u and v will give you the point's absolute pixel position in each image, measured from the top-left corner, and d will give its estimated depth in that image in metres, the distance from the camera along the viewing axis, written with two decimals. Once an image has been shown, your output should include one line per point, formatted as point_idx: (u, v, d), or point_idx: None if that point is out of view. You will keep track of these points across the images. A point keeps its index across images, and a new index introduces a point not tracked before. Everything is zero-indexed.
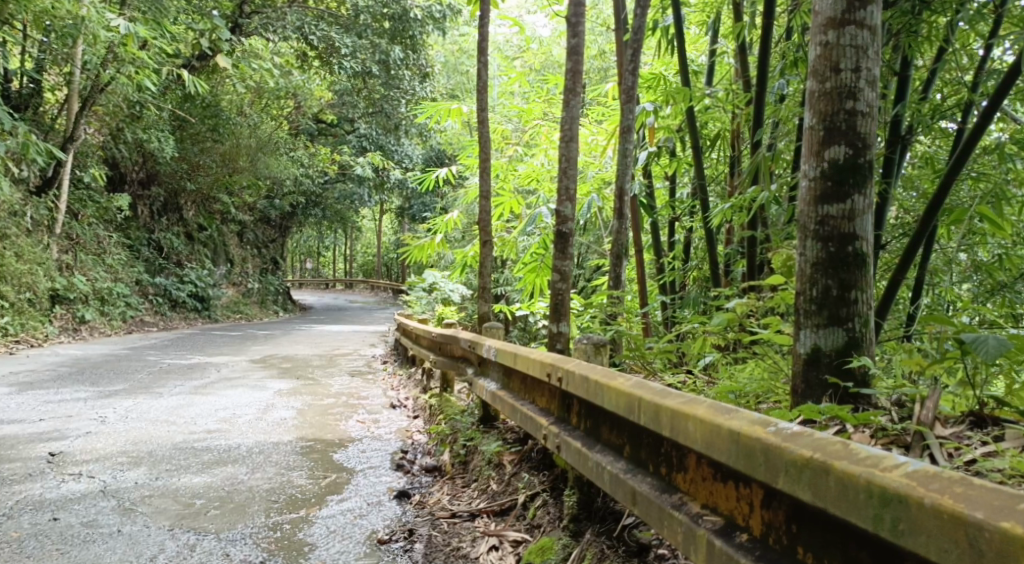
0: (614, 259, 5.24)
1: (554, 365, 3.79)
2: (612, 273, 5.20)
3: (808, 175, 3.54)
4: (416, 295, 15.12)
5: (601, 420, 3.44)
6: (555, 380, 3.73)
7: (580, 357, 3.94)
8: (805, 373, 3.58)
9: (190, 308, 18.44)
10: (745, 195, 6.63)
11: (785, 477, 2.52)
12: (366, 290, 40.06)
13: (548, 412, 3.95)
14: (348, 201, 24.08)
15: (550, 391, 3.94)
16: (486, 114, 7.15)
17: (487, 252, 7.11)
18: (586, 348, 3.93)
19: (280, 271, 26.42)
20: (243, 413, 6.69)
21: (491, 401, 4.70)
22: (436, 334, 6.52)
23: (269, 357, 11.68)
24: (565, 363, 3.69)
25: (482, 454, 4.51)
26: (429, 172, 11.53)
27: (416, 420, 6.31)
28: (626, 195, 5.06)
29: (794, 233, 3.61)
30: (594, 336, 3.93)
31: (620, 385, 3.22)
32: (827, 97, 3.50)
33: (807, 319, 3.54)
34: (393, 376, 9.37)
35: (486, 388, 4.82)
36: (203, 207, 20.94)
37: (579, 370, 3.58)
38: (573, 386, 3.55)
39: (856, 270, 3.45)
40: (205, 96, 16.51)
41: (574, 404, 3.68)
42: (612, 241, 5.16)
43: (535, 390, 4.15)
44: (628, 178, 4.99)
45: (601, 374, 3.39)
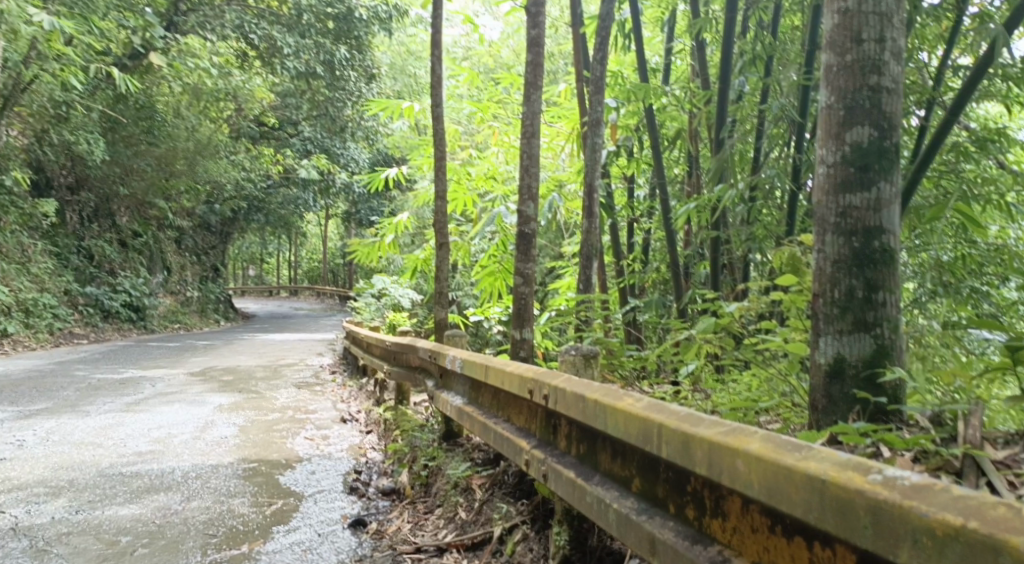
0: (582, 261, 4.95)
1: (537, 381, 3.45)
2: (581, 276, 4.89)
3: (827, 161, 3.31)
4: (364, 301, 14.71)
5: (597, 442, 3.08)
6: (540, 399, 3.39)
7: (567, 370, 3.59)
8: (827, 388, 3.31)
9: (125, 318, 17.74)
10: (709, 193, 6.40)
11: (911, 545, 1.98)
12: (312, 296, 39.37)
13: (528, 434, 3.63)
14: (293, 206, 23.53)
15: (530, 409, 3.63)
16: (439, 111, 6.81)
17: (442, 257, 6.77)
18: (575, 360, 3.60)
19: (222, 278, 25.71)
20: (180, 431, 6.25)
21: (456, 417, 4.39)
22: (390, 343, 6.16)
23: (209, 368, 11.18)
24: (552, 378, 3.33)
25: (447, 476, 4.17)
26: (377, 174, 11.13)
27: (370, 435, 5.95)
28: (596, 193, 4.78)
29: (811, 227, 3.37)
30: (583, 346, 3.60)
31: (628, 406, 2.81)
32: (847, 72, 3.27)
33: (829, 325, 3.28)
34: (342, 387, 8.98)
35: (449, 403, 4.49)
36: (139, 213, 20.22)
37: (567, 386, 3.23)
38: (564, 404, 3.18)
39: (883, 267, 3.22)
40: (138, 97, 15.88)
41: (562, 423, 3.33)
42: (581, 241, 4.87)
43: (515, 408, 3.78)
44: (596, 176, 4.70)
45: (600, 391, 3.01)
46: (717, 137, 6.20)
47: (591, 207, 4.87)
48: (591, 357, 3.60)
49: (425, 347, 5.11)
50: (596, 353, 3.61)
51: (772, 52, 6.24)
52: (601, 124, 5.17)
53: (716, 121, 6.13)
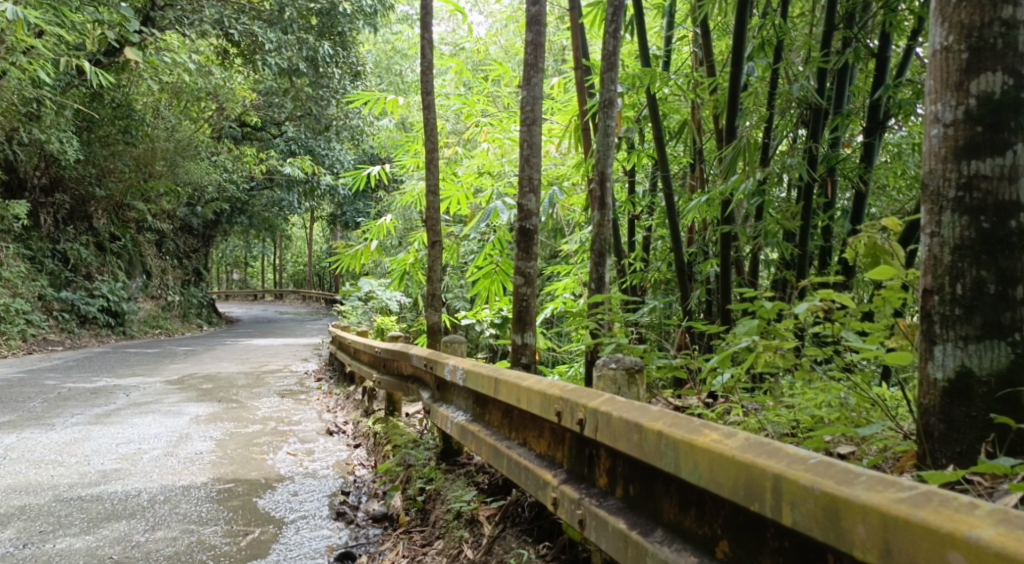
0: (594, 259, 4.53)
1: (569, 404, 3.03)
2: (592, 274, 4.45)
3: (943, 118, 2.92)
4: (351, 305, 14.22)
5: (653, 481, 2.69)
6: (576, 426, 2.97)
7: (608, 387, 3.16)
8: (945, 409, 2.91)
9: (102, 324, 17.18)
10: (722, 184, 5.91)
11: None
12: (297, 301, 38.77)
13: (552, 465, 3.20)
14: (276, 208, 23.01)
15: (554, 434, 3.22)
16: (430, 100, 6.35)
17: (433, 257, 6.31)
18: (618, 376, 3.17)
19: (204, 283, 25.12)
20: (151, 446, 5.77)
21: (458, 436, 3.96)
22: (379, 350, 5.71)
23: (187, 377, 10.67)
24: (594, 400, 2.93)
25: (449, 505, 3.71)
26: (361, 171, 10.64)
27: (358, 450, 5.50)
28: (608, 184, 4.34)
29: (922, 205, 2.98)
30: (625, 358, 3.18)
31: (716, 447, 2.43)
32: (972, 6, 2.87)
33: (948, 331, 2.88)
34: (327, 396, 8.50)
35: (450, 420, 4.06)
36: (118, 216, 19.62)
37: (615, 412, 2.82)
38: (614, 434, 2.78)
39: (1019, 254, 2.81)
40: (116, 96, 15.28)
41: (601, 455, 2.94)
42: (593, 237, 4.45)
43: (533, 429, 3.38)
44: (608, 168, 4.25)
45: (665, 423, 2.61)
46: (730, 123, 5.72)
47: (604, 201, 4.44)
48: (635, 371, 3.17)
49: (420, 355, 4.66)
50: (641, 366, 3.18)
51: (783, 36, 5.62)
52: (610, 111, 4.73)
53: (730, 104, 5.57)
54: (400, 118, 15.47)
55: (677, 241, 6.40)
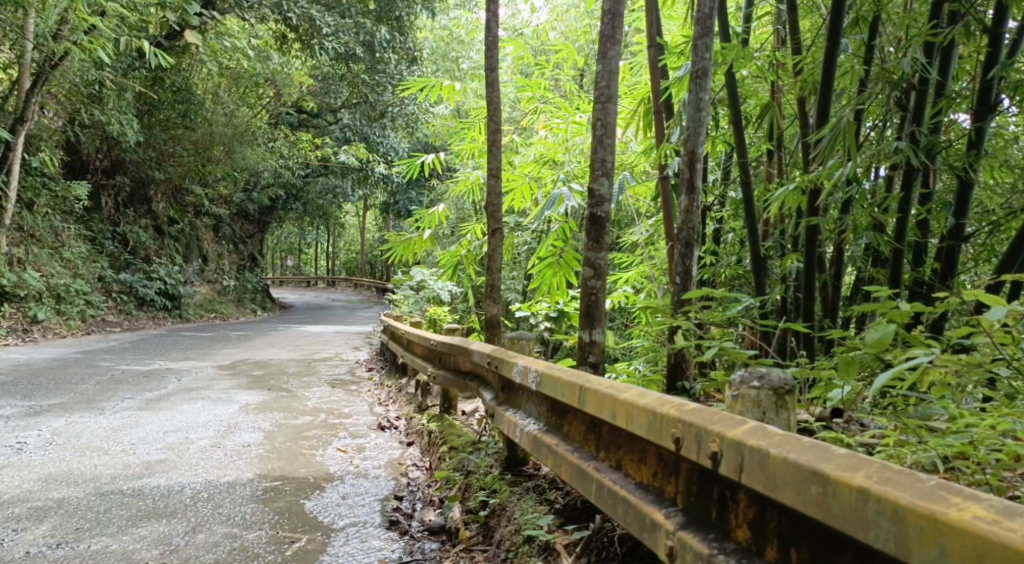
0: (679, 248, 4.24)
1: (700, 434, 2.72)
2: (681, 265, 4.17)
3: None
4: (402, 294, 13.99)
5: (837, 547, 2.41)
6: (717, 463, 2.67)
7: (745, 410, 2.83)
8: None
9: (160, 306, 17.22)
10: (816, 172, 5.27)
11: None
12: (349, 290, 38.87)
13: (662, 500, 2.91)
14: (330, 196, 22.94)
15: (667, 464, 2.92)
16: (495, 77, 5.98)
17: (493, 245, 5.96)
18: (761, 398, 2.80)
19: (259, 268, 25.16)
20: (199, 436, 5.54)
21: (528, 446, 3.68)
22: (435, 342, 5.40)
23: (239, 362, 10.52)
24: (745, 433, 2.63)
25: (517, 525, 3.39)
26: (413, 157, 10.23)
27: (411, 448, 5.20)
28: (699, 164, 4.10)
29: None
30: (773, 377, 2.80)
31: (989, 529, 2.15)
32: None
33: None
34: (378, 388, 8.24)
35: (522, 430, 3.75)
36: (176, 200, 19.65)
37: (781, 456, 2.51)
38: (784, 483, 2.48)
39: None
40: (177, 79, 15.20)
41: (743, 502, 2.64)
42: (680, 223, 4.15)
43: (632, 452, 3.09)
44: (699, 147, 3.99)
45: (874, 480, 2.33)
46: (822, 107, 5.28)
47: (693, 183, 4.17)
48: (783, 390, 2.79)
49: (482, 353, 4.35)
50: (792, 386, 2.79)
51: (879, 11, 5.14)
52: (695, 88, 4.34)
53: (823, 83, 5.11)
54: (456, 104, 15.15)
55: (753, 233, 5.95)
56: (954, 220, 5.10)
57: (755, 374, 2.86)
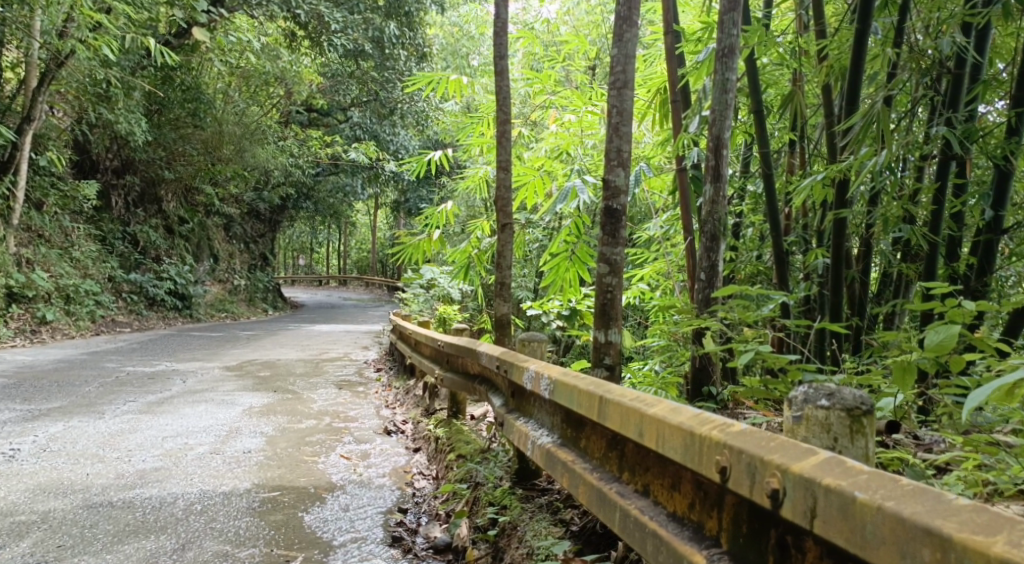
0: (704, 242, 4.06)
1: (767, 469, 2.43)
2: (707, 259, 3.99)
3: None
4: (412, 293, 13.77)
5: None
6: (788, 504, 2.38)
7: (810, 436, 2.51)
8: None
9: (170, 306, 17.04)
10: (847, 161, 4.95)
11: None
12: (360, 289, 38.66)
13: (703, 538, 2.63)
14: (340, 194, 22.73)
15: (711, 497, 2.63)
16: (505, 66, 5.71)
17: (503, 240, 5.70)
18: (831, 421, 2.48)
19: (269, 268, 24.99)
20: (200, 441, 5.31)
21: (545, 463, 3.40)
22: (443, 343, 5.16)
23: (246, 363, 10.30)
24: (820, 470, 2.35)
25: (529, 548, 3.14)
26: (422, 153, 9.97)
27: (418, 454, 4.96)
28: (725, 148, 3.94)
29: None
30: (845, 395, 2.47)
31: None
32: None
33: None
34: (387, 389, 8.00)
35: (537, 444, 3.47)
36: (186, 199, 19.45)
37: (880, 505, 2.23)
38: (874, 536, 2.22)
39: None
40: (186, 77, 15.00)
41: (812, 551, 2.36)
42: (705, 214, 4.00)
43: (662, 477, 2.81)
44: (725, 132, 3.79)
45: (1011, 545, 2.07)
46: (851, 93, 5.01)
47: (718, 171, 3.99)
48: (857, 412, 2.47)
49: (491, 355, 4.10)
50: (868, 406, 2.47)
51: None
52: (721, 72, 4.07)
53: (854, 64, 4.83)
54: (466, 100, 14.94)
55: (775, 226, 5.68)
56: (993, 212, 4.79)
57: (822, 392, 2.53)
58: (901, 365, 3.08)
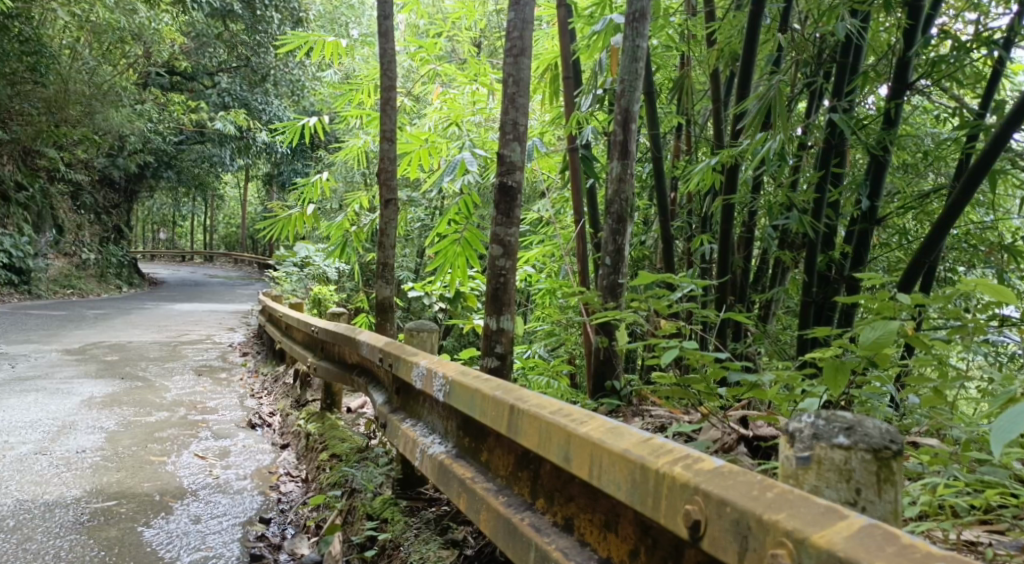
0: (610, 223, 3.86)
1: (775, 535, 2.04)
2: (613, 242, 3.81)
3: None
4: (284, 271, 13.03)
5: None
6: None
7: (823, 484, 2.16)
8: None
9: (5, 282, 15.64)
10: (743, 145, 4.49)
11: None
12: (228, 264, 37.00)
13: None
14: (206, 164, 21.45)
15: (669, 550, 2.24)
16: (387, 27, 5.23)
17: (385, 217, 5.25)
18: (853, 467, 2.14)
19: (126, 241, 23.45)
20: (25, 439, 4.70)
21: (439, 477, 3.01)
22: (319, 329, 4.70)
23: (92, 345, 9.44)
24: (860, 543, 1.97)
25: None
26: (295, 120, 9.30)
27: (286, 452, 4.51)
28: (634, 124, 3.79)
29: None
30: (869, 431, 2.14)
31: None
32: None
33: None
34: (251, 376, 7.42)
35: (430, 454, 3.10)
36: (26, 163, 17.83)
37: None
38: None
39: None
40: (26, 30, 13.59)
41: None
42: (611, 192, 3.81)
43: (592, 512, 2.44)
44: (635, 105, 3.72)
45: None
46: (744, 76, 4.57)
47: (626, 148, 3.82)
48: (885, 454, 2.14)
49: (373, 346, 3.69)
50: (896, 447, 2.15)
51: None
52: (630, 45, 3.76)
53: (748, 46, 4.38)
54: (343, 69, 14.18)
55: (664, 210, 5.43)
56: (868, 202, 4.55)
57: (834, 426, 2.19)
58: (833, 365, 2.89)
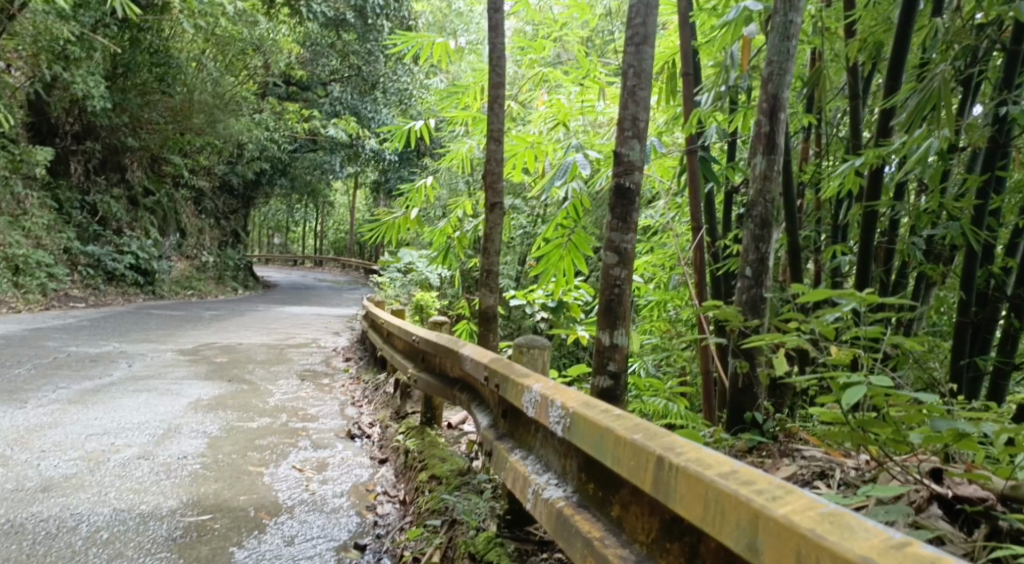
0: (754, 228, 3.51)
1: None
2: (754, 249, 3.47)
3: None
4: (388, 277, 12.99)
5: None
6: None
7: None
8: None
9: (131, 282, 16.24)
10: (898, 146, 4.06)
11: None
12: (336, 269, 37.77)
13: None
14: (318, 172, 21.84)
15: None
16: (498, 23, 4.98)
17: (491, 222, 5.01)
18: None
19: (241, 245, 24.13)
20: (132, 442, 4.64)
21: (559, 528, 2.71)
22: (420, 338, 4.47)
23: (204, 346, 9.56)
24: None
25: None
26: (401, 124, 9.20)
27: (385, 467, 4.29)
28: (782, 113, 3.47)
29: None
30: None
31: None
32: None
33: None
34: (353, 383, 7.31)
35: (549, 500, 2.79)
36: (153, 170, 18.54)
37: None
38: None
39: None
40: (156, 41, 14.06)
41: None
42: (756, 191, 3.49)
43: None
44: (786, 91, 3.43)
45: None
46: (891, 73, 4.21)
47: (772, 140, 3.49)
48: None
49: (483, 365, 3.43)
50: None
51: None
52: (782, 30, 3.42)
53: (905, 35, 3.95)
54: (451, 75, 14.06)
55: (792, 216, 4.96)
56: None
57: None
58: None
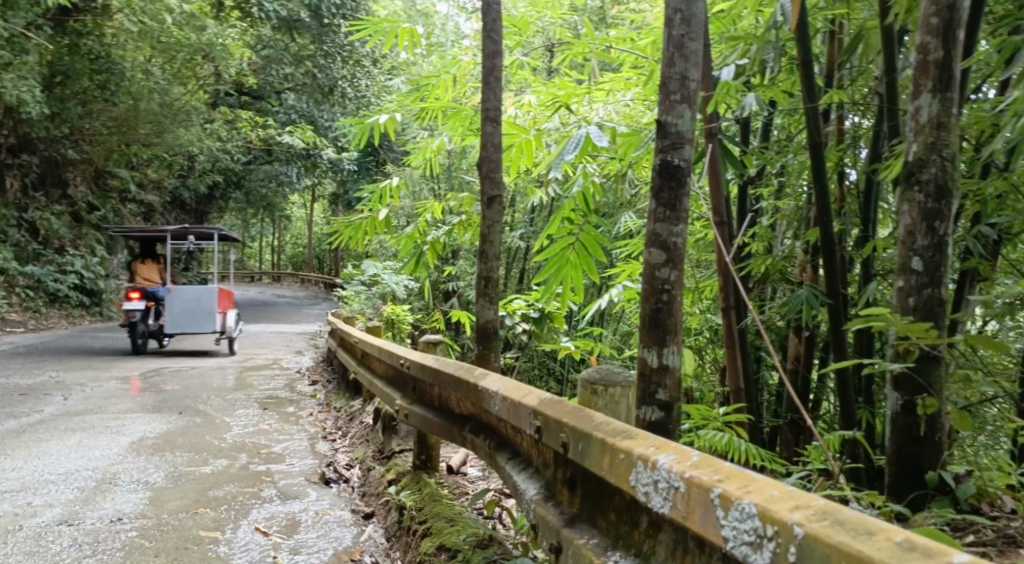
0: (927, 199, 3.02)
1: None
2: (924, 213, 3.03)
3: None
4: (353, 289, 12.03)
5: None
6: None
7: None
8: None
9: (75, 303, 15.22)
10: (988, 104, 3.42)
11: None
12: (295, 284, 36.52)
13: None
14: (274, 184, 20.78)
15: None
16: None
17: (492, 220, 4.26)
18: None
19: (194, 260, 23.00)
20: (56, 500, 3.79)
21: None
22: (417, 366, 3.70)
23: (153, 372, 8.63)
24: None
25: None
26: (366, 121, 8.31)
27: (372, 524, 3.57)
28: (959, 33, 3.02)
29: None
30: None
31: None
32: None
33: None
34: (324, 411, 6.48)
35: None
36: (97, 184, 17.39)
37: None
38: None
39: None
40: (98, 46, 12.89)
41: None
42: (924, 140, 3.04)
43: None
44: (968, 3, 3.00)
45: None
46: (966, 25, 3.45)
47: (947, 75, 3.03)
48: None
49: (557, 416, 2.64)
50: None
51: None
52: None
53: None
54: (411, 74, 13.05)
55: (825, 205, 4.24)
56: None
57: None
58: None
